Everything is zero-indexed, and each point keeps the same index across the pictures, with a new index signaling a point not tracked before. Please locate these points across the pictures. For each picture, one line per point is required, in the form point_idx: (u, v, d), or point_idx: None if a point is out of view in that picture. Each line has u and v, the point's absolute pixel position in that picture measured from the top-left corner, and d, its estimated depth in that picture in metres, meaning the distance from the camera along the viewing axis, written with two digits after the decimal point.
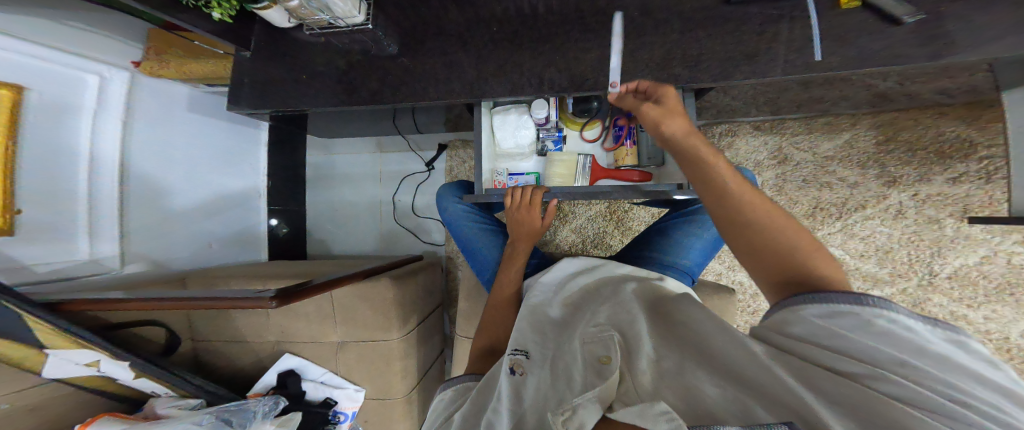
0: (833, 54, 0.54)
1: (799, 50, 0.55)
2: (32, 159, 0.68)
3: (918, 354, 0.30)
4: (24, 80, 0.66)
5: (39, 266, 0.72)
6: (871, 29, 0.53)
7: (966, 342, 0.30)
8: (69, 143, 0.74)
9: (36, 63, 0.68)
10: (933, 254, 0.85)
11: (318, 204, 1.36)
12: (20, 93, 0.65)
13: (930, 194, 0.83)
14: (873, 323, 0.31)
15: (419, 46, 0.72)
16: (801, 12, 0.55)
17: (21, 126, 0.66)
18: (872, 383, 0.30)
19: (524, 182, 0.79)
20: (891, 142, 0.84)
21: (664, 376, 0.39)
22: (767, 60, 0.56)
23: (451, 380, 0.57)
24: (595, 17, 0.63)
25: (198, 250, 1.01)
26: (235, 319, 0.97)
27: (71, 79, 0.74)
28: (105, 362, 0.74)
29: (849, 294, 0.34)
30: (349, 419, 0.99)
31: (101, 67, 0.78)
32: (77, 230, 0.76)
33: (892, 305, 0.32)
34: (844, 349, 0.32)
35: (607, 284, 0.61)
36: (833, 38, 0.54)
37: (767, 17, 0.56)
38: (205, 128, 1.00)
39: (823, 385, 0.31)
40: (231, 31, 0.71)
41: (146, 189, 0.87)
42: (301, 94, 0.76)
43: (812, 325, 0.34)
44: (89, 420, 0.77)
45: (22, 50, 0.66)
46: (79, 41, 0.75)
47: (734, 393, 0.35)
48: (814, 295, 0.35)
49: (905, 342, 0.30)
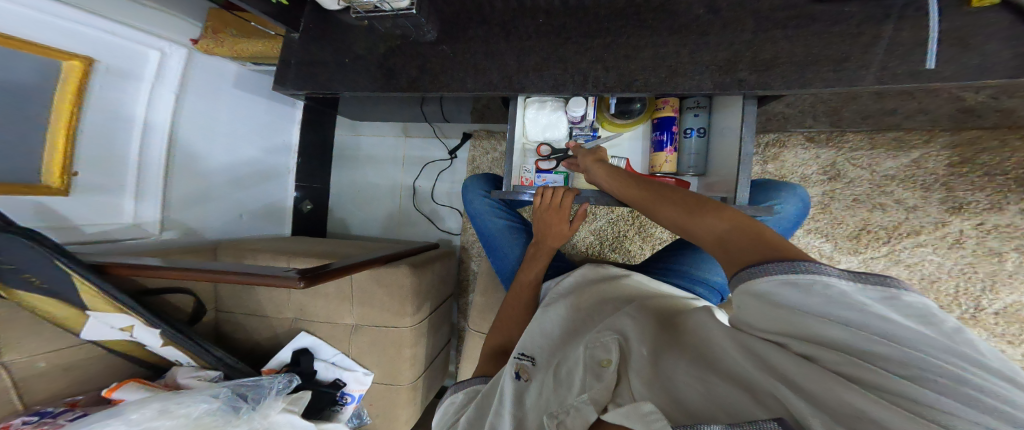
0: (948, 62, 0.49)
1: (903, 56, 0.51)
2: (94, 126, 0.74)
3: (863, 322, 0.26)
4: (99, 54, 0.72)
5: (86, 227, 0.77)
6: (1006, 33, 0.47)
7: (899, 296, 0.27)
8: (127, 111, 0.79)
9: (111, 39, 0.72)
10: (985, 289, 0.80)
11: (339, 184, 1.36)
12: (91, 66, 0.70)
13: (998, 225, 0.77)
14: (811, 291, 0.29)
15: (461, 32, 0.71)
16: (914, 11, 0.51)
17: (89, 92, 0.72)
18: (837, 368, 0.26)
19: (551, 182, 0.75)
20: (966, 165, 0.77)
21: (657, 376, 0.37)
22: (858, 65, 0.52)
23: (461, 383, 0.57)
24: (653, 13, 0.61)
25: (230, 221, 1.04)
26: (256, 293, 0.98)
27: (135, 54, 0.78)
28: (139, 328, 0.77)
29: (784, 262, 0.32)
30: (356, 401, 1.00)
31: (164, 44, 0.81)
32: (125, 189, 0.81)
33: (823, 269, 0.30)
34: (797, 329, 0.29)
35: (618, 294, 0.57)
36: (954, 41, 0.49)
37: (868, 17, 0.52)
38: (247, 105, 1.04)
39: (801, 379, 0.27)
40: (284, 12, 0.72)
41: (185, 161, 0.90)
42: (343, 77, 0.76)
43: (761, 305, 0.32)
44: (116, 385, 0.79)
45: (103, 27, 0.71)
46: (149, 19, 0.78)
47: (725, 390, 0.32)
48: (756, 268, 0.34)
49: (845, 306, 0.27)
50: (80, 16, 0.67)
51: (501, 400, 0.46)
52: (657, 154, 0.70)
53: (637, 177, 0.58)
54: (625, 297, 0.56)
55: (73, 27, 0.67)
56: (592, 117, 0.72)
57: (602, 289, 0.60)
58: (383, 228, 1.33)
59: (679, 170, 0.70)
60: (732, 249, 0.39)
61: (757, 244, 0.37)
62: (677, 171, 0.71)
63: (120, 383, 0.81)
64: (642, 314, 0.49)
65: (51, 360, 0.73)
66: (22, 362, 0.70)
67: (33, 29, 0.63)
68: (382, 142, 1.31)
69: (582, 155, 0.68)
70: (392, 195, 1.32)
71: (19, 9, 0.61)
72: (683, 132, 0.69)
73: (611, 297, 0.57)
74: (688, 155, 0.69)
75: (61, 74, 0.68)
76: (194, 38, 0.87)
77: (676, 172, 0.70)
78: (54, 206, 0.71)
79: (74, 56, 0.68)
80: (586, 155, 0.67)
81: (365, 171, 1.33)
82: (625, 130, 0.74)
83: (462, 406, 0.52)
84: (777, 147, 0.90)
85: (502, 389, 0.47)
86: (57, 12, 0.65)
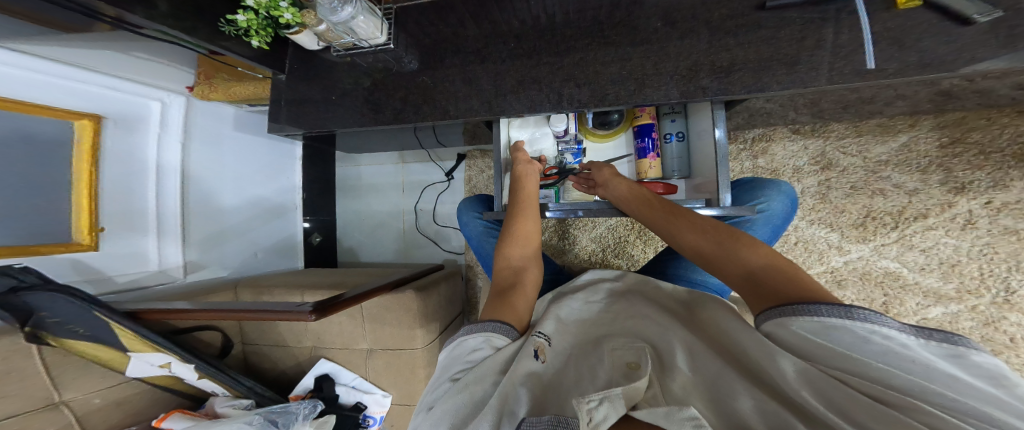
0: (890, 60, 0.51)
1: (846, 58, 0.53)
2: (111, 178, 0.81)
3: (928, 375, 0.26)
4: (103, 110, 0.79)
5: (118, 276, 0.84)
6: (935, 30, 0.50)
7: (967, 355, 0.26)
8: (141, 156, 0.86)
9: (109, 92, 0.80)
10: (1009, 269, 0.79)
11: (347, 212, 1.41)
12: (100, 122, 0.78)
13: (1007, 203, 0.77)
14: (870, 341, 0.28)
15: (437, 61, 0.73)
16: (848, 14, 0.54)
17: (102, 145, 0.79)
18: (911, 414, 0.26)
19: (542, 196, 0.76)
20: (958, 145, 0.79)
21: (701, 386, 0.37)
22: (808, 68, 0.54)
23: (472, 326, 0.46)
24: (614, 29, 0.63)
25: (246, 258, 1.10)
26: (277, 326, 1.03)
27: (137, 107, 0.85)
28: (176, 364, 0.82)
29: (839, 305, 0.30)
30: (377, 422, 1.05)
31: (162, 94, 0.89)
32: (149, 227, 0.88)
33: (885, 319, 0.29)
34: (855, 369, 0.29)
35: (640, 291, 0.55)
36: (890, 41, 0.51)
37: (808, 21, 0.55)
38: (250, 144, 1.10)
39: (855, 412, 0.28)
40: (266, 56, 0.77)
41: (201, 203, 0.97)
42: (330, 114, 0.80)
43: (809, 342, 0.31)
44: (164, 416, 0.86)
45: (101, 83, 0.78)
46: (143, 71, 0.85)
47: (772, 404, 0.33)
48: (802, 306, 0.31)
49: (909, 360, 0.27)
50: (81, 75, 0.75)
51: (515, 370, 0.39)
52: (640, 161, 0.71)
53: (657, 199, 0.58)
54: (652, 296, 0.53)
55: (77, 86, 0.74)
56: (575, 130, 0.73)
57: (624, 288, 0.57)
58: (391, 251, 1.38)
59: (664, 175, 0.71)
60: (764, 287, 0.36)
61: (789, 285, 0.35)
62: (662, 176, 0.71)
63: (167, 414, 0.87)
64: (663, 313, 0.48)
65: (105, 396, 0.81)
66: (80, 400, 0.77)
67: (42, 93, 0.71)
68: (383, 169, 1.36)
69: (599, 170, 0.68)
70: (396, 219, 1.36)
71: (24, 75, 0.67)
72: (663, 138, 0.70)
73: (632, 293, 0.55)
74: (671, 159, 0.69)
75: (76, 133, 0.75)
76: (191, 85, 0.94)
77: (661, 177, 0.71)
78: (88, 260, 0.78)
79: (84, 115, 0.75)
80: (604, 169, 0.68)
81: (370, 198, 1.38)
82: (608, 139, 0.76)
83: (476, 355, 0.42)
84: (764, 141, 0.92)
85: (518, 364, 0.40)
86: (60, 72, 0.72)
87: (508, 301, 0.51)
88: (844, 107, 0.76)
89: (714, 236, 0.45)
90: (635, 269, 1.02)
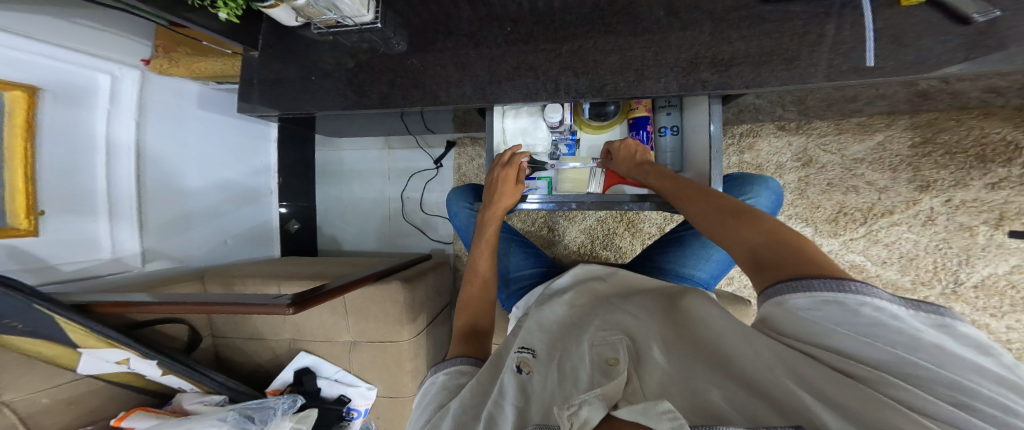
0: (888, 59, 0.53)
1: (846, 55, 0.55)
2: (52, 153, 0.72)
3: (913, 346, 0.26)
4: (41, 81, 0.70)
5: (63, 265, 0.76)
6: (935, 29, 0.52)
7: (952, 326, 0.27)
8: (89, 133, 0.78)
9: (50, 63, 0.71)
10: (961, 263, 0.86)
11: (327, 201, 1.35)
12: (36, 93, 0.68)
13: (965, 200, 0.84)
14: (859, 312, 0.29)
15: (430, 43, 0.70)
16: (851, 10, 0.55)
17: (38, 119, 0.69)
18: (881, 388, 0.26)
19: (535, 187, 0.73)
20: (928, 144, 0.84)
21: (677, 376, 0.35)
22: (808, 64, 0.56)
23: (440, 364, 0.50)
24: (616, 17, 0.63)
25: (215, 246, 1.04)
26: (253, 319, 0.98)
27: (83, 79, 0.76)
28: (135, 361, 0.76)
29: (830, 279, 0.31)
30: (362, 415, 1.03)
31: (112, 67, 0.80)
32: (99, 210, 0.80)
33: (874, 291, 0.30)
34: (836, 347, 0.29)
35: (622, 293, 0.55)
36: (889, 38, 0.53)
37: (812, 16, 0.56)
38: (215, 125, 1.02)
39: (831, 391, 0.27)
40: (238, 30, 0.71)
41: (161, 186, 0.90)
42: (311, 96, 0.75)
43: (799, 320, 0.31)
44: (123, 415, 0.80)
45: (38, 51, 0.69)
46: (85, 38, 0.76)
47: (745, 397, 0.31)
48: (796, 282, 0.33)
49: (894, 330, 0.27)
50: (17, 42, 0.66)
51: (501, 392, 0.41)
52: None
53: (670, 176, 0.57)
54: (638, 295, 0.52)
55: (6, 53, 0.65)
56: (570, 121, 0.73)
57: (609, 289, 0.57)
58: (374, 240, 1.34)
59: None
60: (765, 262, 0.37)
61: (792, 257, 0.36)
62: None
63: (127, 413, 0.81)
64: (644, 308, 0.47)
65: (53, 396, 0.74)
66: (23, 400, 0.70)
67: None
68: (366, 155, 1.31)
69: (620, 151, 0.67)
70: (381, 207, 1.32)
71: None
72: (659, 132, 0.72)
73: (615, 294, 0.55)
74: (666, 155, 0.71)
75: (7, 105, 0.65)
76: (145, 58, 0.86)
77: None
78: (25, 247, 0.70)
79: (17, 85, 0.65)
80: (620, 149, 0.67)
81: (353, 185, 1.33)
82: (604, 131, 0.75)
83: (449, 381, 0.47)
84: (752, 137, 0.95)
85: (501, 383, 0.42)
86: None
87: (473, 338, 0.55)
88: (829, 106, 0.80)
89: (726, 212, 0.45)
90: (623, 262, 1.04)
